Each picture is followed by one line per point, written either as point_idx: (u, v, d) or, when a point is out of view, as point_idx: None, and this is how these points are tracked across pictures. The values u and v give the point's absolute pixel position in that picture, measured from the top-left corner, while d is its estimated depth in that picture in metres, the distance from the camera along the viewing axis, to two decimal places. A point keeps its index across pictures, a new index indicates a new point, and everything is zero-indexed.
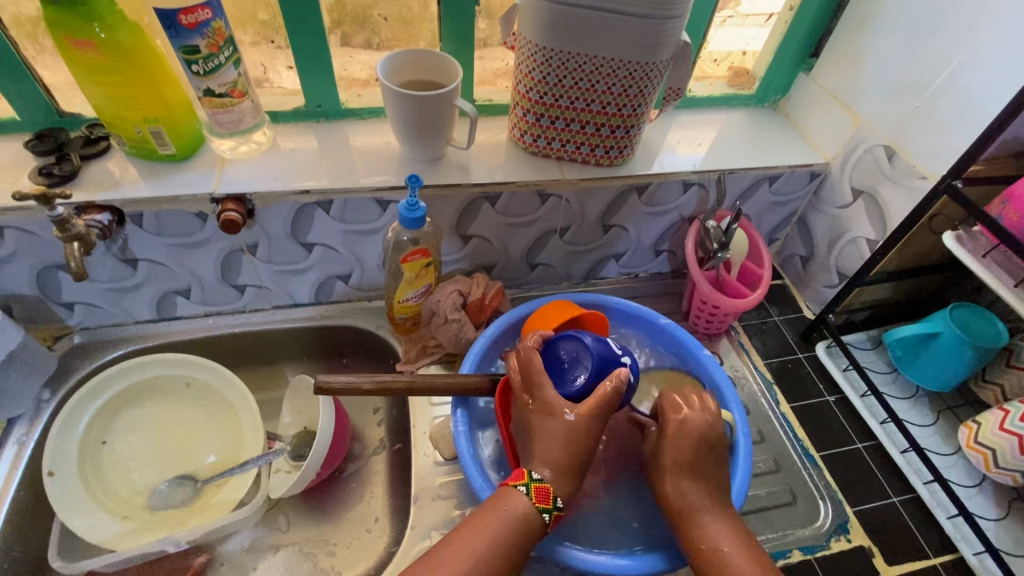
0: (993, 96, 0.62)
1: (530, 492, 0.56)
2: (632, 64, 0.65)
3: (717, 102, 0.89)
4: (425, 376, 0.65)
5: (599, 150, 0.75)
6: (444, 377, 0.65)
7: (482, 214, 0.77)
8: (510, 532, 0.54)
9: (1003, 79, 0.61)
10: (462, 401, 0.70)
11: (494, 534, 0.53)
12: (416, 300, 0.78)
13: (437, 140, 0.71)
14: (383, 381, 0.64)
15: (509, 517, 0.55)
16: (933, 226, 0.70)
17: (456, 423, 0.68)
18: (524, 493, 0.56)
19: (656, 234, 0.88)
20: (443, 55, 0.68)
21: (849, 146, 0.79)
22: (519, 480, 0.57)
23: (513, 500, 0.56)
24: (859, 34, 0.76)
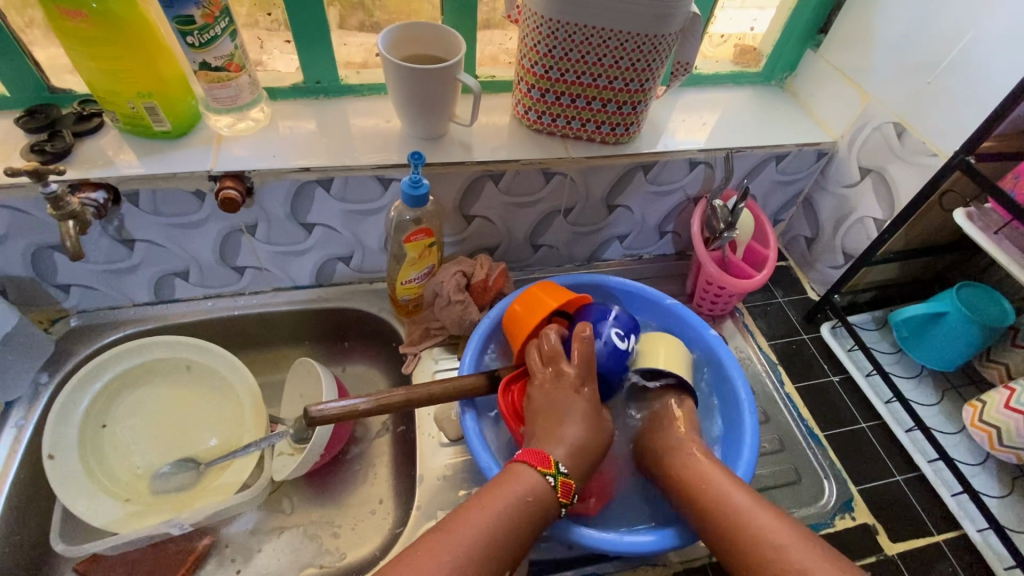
0: (1007, 70, 0.61)
1: (557, 484, 0.56)
2: (640, 37, 0.63)
3: (723, 80, 0.87)
4: (421, 388, 0.64)
5: (605, 127, 0.73)
6: (438, 385, 0.65)
7: (485, 193, 0.76)
8: (522, 516, 0.53)
9: (1018, 52, 0.60)
10: (470, 404, 0.67)
11: (505, 519, 0.52)
12: (420, 281, 0.77)
13: (439, 118, 0.70)
14: (382, 399, 0.63)
15: (522, 501, 0.54)
16: (943, 204, 0.69)
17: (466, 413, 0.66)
18: (552, 484, 0.56)
19: (662, 215, 0.87)
20: (445, 28, 0.66)
21: (857, 124, 0.78)
22: (548, 469, 0.56)
23: (537, 489, 0.55)
24: (869, 9, 0.74)
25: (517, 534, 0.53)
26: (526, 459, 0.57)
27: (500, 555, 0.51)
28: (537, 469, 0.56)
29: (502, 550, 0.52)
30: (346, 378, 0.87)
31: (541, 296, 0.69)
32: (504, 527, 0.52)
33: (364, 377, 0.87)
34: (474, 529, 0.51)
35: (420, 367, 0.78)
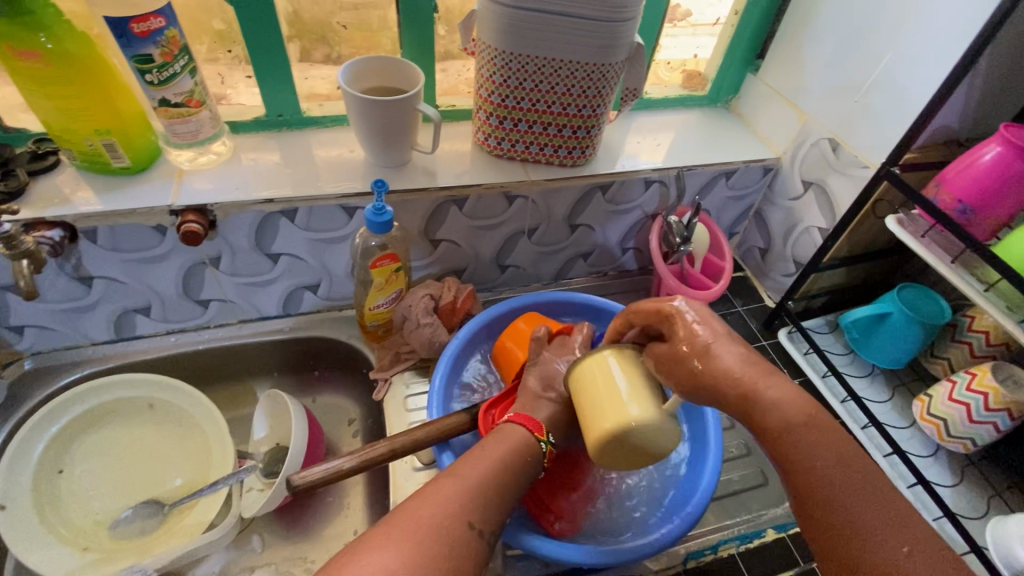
0: (920, 89, 0.67)
1: (547, 451, 0.58)
2: (588, 66, 0.67)
3: (673, 103, 0.93)
4: (406, 435, 0.62)
5: (562, 151, 0.77)
6: (421, 428, 0.62)
7: (450, 218, 0.78)
8: (520, 466, 0.55)
9: (929, 73, 0.66)
10: (445, 445, 0.66)
11: (509, 469, 0.54)
12: (388, 306, 0.76)
13: (401, 146, 0.72)
14: (366, 453, 0.60)
15: (518, 453, 0.55)
16: (876, 212, 0.74)
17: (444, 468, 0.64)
18: (543, 449, 0.58)
19: (622, 232, 0.90)
20: (404, 61, 0.69)
21: (797, 141, 0.84)
22: (542, 436, 0.58)
23: (532, 447, 0.57)
24: (799, 35, 0.80)
25: (517, 484, 0.54)
26: (519, 421, 0.59)
27: (503, 502, 0.52)
28: (531, 433, 0.58)
29: (506, 498, 0.52)
30: (317, 409, 0.87)
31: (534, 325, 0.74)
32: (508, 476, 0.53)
33: (336, 407, 0.87)
34: (484, 476, 0.52)
35: (392, 392, 0.77)
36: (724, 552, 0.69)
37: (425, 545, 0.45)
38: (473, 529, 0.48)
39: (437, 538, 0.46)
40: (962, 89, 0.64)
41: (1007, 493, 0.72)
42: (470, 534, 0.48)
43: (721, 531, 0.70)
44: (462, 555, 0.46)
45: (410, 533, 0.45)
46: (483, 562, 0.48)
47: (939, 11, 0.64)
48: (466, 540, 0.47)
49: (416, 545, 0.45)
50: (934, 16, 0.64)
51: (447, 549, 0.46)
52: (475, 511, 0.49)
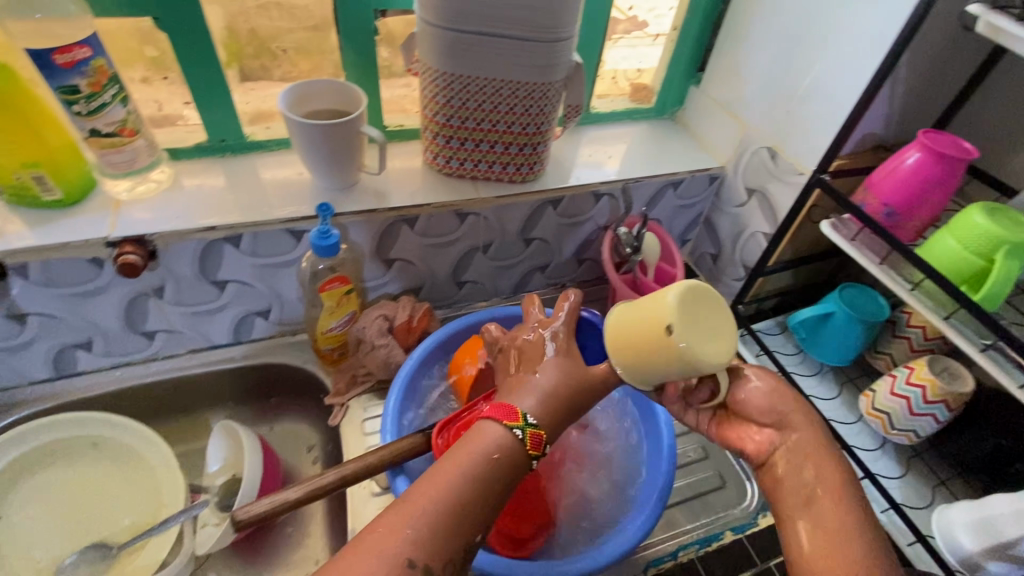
0: (844, 99, 0.70)
1: (526, 439, 0.48)
2: (528, 85, 0.68)
3: (620, 116, 0.96)
4: (356, 462, 0.60)
5: (511, 167, 0.78)
6: (375, 454, 0.60)
7: (402, 237, 0.77)
8: (478, 478, 0.45)
9: (850, 83, 0.69)
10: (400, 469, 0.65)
11: (465, 484, 0.45)
12: (341, 329, 0.75)
13: (347, 168, 0.71)
14: (312, 486, 0.58)
15: (477, 462, 0.46)
16: (812, 217, 0.76)
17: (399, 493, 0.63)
18: (519, 437, 0.47)
19: (577, 243, 0.91)
20: (343, 84, 0.69)
21: (739, 149, 0.86)
22: (514, 421, 0.48)
23: (503, 446, 0.47)
24: (736, 48, 0.84)
25: (480, 499, 0.45)
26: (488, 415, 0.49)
27: (459, 524, 0.43)
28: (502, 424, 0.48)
29: (467, 519, 0.44)
30: (275, 436, 0.85)
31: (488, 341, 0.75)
32: (467, 495, 0.44)
33: (295, 434, 0.85)
34: (428, 501, 0.43)
35: (349, 417, 0.76)
36: (684, 557, 0.70)
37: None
38: (416, 569, 0.41)
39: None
40: (886, 88, 0.66)
41: (950, 482, 0.75)
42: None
43: (681, 537, 0.71)
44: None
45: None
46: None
47: (855, 25, 0.67)
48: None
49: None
50: (851, 30, 0.67)
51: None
52: (417, 546, 0.41)
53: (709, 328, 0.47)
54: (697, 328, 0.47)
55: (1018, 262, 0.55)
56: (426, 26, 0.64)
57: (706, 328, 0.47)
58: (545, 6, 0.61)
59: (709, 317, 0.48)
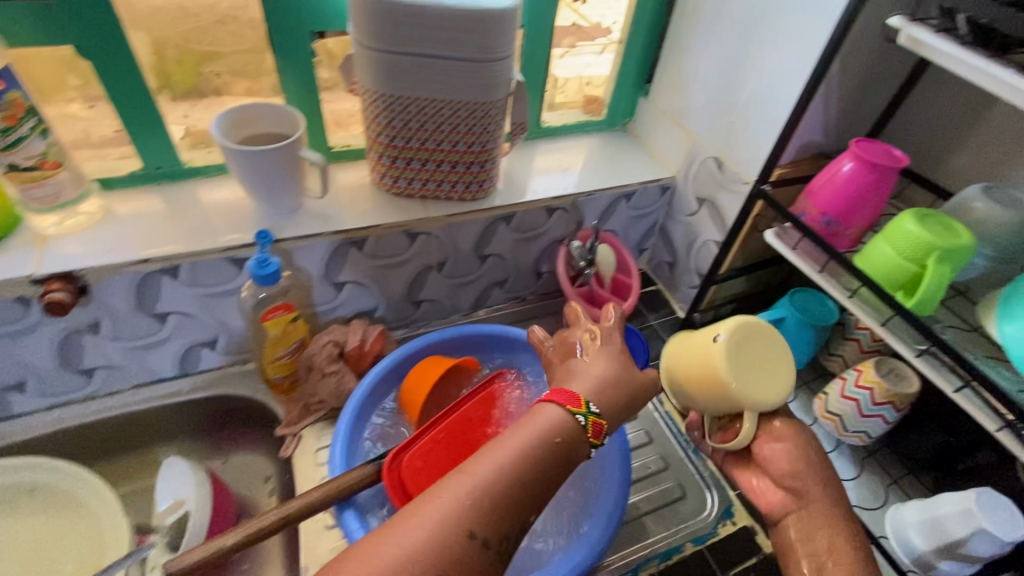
0: (778, 110, 0.71)
1: (587, 425, 0.49)
2: (470, 104, 0.68)
3: (572, 129, 0.96)
4: (297, 502, 0.59)
5: (460, 185, 0.77)
6: (317, 490, 0.60)
7: (350, 260, 0.75)
8: (544, 454, 0.46)
9: (784, 94, 0.70)
10: (347, 502, 0.63)
11: (529, 461, 0.46)
12: (290, 357, 0.73)
13: (289, 192, 0.69)
14: (252, 529, 0.57)
15: (545, 439, 0.47)
16: (758, 227, 0.77)
17: (348, 525, 0.61)
18: (581, 422, 0.49)
19: (533, 257, 0.91)
20: (281, 106, 0.67)
21: (687, 160, 0.87)
22: (577, 408, 0.49)
23: (565, 428, 0.48)
24: (680, 60, 0.84)
25: (541, 478, 0.46)
26: (548, 399, 0.50)
27: (516, 504, 0.44)
28: (566, 408, 0.49)
29: (528, 493, 0.45)
30: (229, 469, 0.82)
31: (437, 362, 0.74)
32: (525, 473, 0.45)
33: (251, 465, 0.82)
34: (493, 475, 0.44)
35: (302, 448, 0.74)
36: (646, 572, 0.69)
37: (412, 563, 0.39)
38: (475, 539, 0.41)
39: (424, 555, 0.40)
40: (819, 96, 0.65)
41: (903, 480, 0.76)
42: (471, 547, 0.41)
43: (642, 551, 0.70)
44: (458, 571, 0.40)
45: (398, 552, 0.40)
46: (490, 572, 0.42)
47: (784, 39, 0.68)
48: (465, 554, 0.41)
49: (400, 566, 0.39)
50: (782, 44, 0.68)
51: (437, 566, 0.40)
52: (477, 517, 0.42)
53: (761, 372, 0.58)
54: (747, 370, 0.57)
55: (950, 267, 0.56)
56: (359, 47, 0.63)
57: (761, 372, 0.58)
58: (481, 26, 0.61)
59: (762, 358, 0.59)
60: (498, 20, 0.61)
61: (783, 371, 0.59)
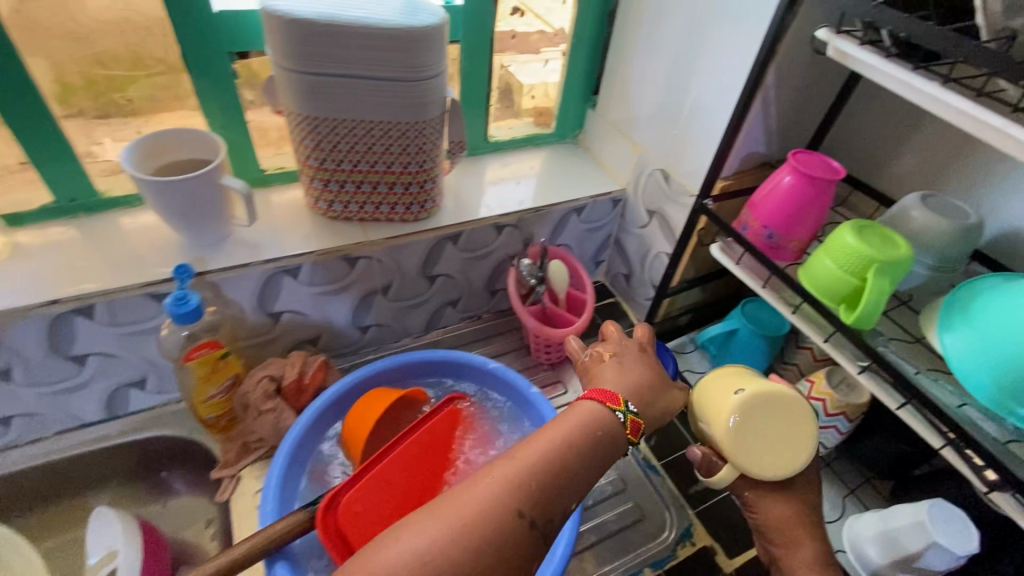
0: (715, 123, 0.70)
1: (626, 422, 0.52)
2: (401, 124, 0.65)
3: (521, 143, 0.94)
4: (216, 560, 0.54)
5: (400, 207, 0.74)
6: (241, 546, 0.55)
7: (286, 289, 0.72)
8: (589, 442, 0.49)
9: (720, 107, 0.68)
10: (278, 554, 0.59)
11: (574, 451, 0.48)
12: (223, 396, 0.69)
13: (214, 222, 0.66)
14: None
15: (592, 428, 0.49)
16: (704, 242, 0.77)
17: None
18: (620, 419, 0.51)
19: (485, 276, 0.88)
20: (201, 132, 0.64)
21: (636, 172, 0.86)
22: (617, 405, 0.52)
23: (606, 423, 0.51)
24: (625, 69, 0.83)
25: (586, 468, 0.48)
26: (590, 396, 0.53)
27: (559, 494, 0.46)
28: (606, 405, 0.52)
29: (573, 479, 0.47)
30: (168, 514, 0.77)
31: (380, 396, 0.70)
32: (569, 462, 0.47)
33: (191, 509, 0.78)
34: (541, 461, 0.46)
35: (241, 490, 0.70)
36: None
37: (459, 536, 0.41)
38: (522, 519, 0.43)
39: (472, 531, 0.41)
40: (757, 107, 0.63)
41: (861, 489, 0.75)
42: (519, 526, 0.43)
43: None
44: (502, 548, 0.42)
45: (445, 526, 0.42)
46: (534, 553, 0.44)
47: (717, 52, 0.67)
48: (512, 533, 0.42)
49: (449, 539, 0.41)
50: (715, 56, 0.67)
51: (487, 538, 0.42)
52: (526, 498, 0.44)
53: (770, 445, 0.56)
54: (755, 436, 0.56)
55: (888, 280, 0.54)
56: (279, 69, 0.59)
57: (757, 442, 0.57)
58: (405, 44, 0.58)
59: (781, 429, 0.57)
60: (424, 38, 0.58)
61: (798, 441, 0.57)
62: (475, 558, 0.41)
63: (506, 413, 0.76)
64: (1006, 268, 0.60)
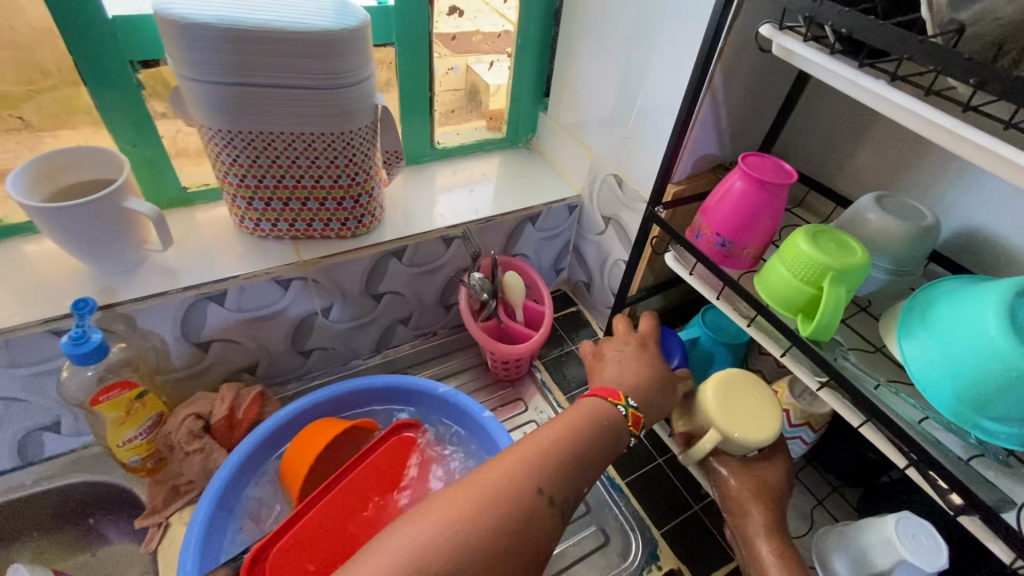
0: (663, 124, 0.67)
1: (628, 415, 0.55)
2: (325, 135, 0.60)
3: (471, 149, 0.90)
4: None
5: (335, 223, 0.69)
6: None
7: (212, 316, 0.66)
8: (600, 430, 0.52)
9: (668, 108, 0.65)
10: None
11: (587, 435, 0.52)
12: (145, 438, 0.63)
13: (124, 248, 0.60)
14: None
15: (601, 418, 0.54)
16: (657, 250, 0.73)
17: None
18: (622, 412, 0.55)
19: (437, 291, 0.83)
20: (103, 149, 0.58)
21: (590, 177, 0.82)
22: (619, 400, 0.56)
23: (612, 416, 0.55)
24: (572, 70, 0.79)
25: (597, 452, 0.51)
26: (593, 394, 0.57)
27: (576, 475, 0.49)
28: (609, 400, 0.56)
29: (586, 464, 0.50)
30: None
31: (318, 430, 0.65)
32: (585, 445, 0.51)
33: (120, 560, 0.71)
34: (558, 444, 0.50)
35: (170, 538, 0.64)
36: None
37: (492, 501, 0.44)
38: (542, 495, 0.46)
39: (504, 498, 0.45)
40: (706, 109, 0.60)
41: (829, 499, 0.73)
42: (539, 501, 0.46)
43: None
44: (523, 519, 0.44)
45: (472, 495, 0.44)
46: (551, 528, 0.46)
47: (662, 50, 0.63)
48: (537, 505, 0.45)
49: (477, 507, 0.44)
50: (661, 55, 0.64)
51: (517, 506, 0.45)
52: (546, 476, 0.47)
53: (756, 417, 0.58)
54: (743, 417, 0.58)
55: (845, 287, 0.51)
56: (196, 81, 0.54)
57: (748, 410, 0.58)
58: (320, 49, 0.53)
59: (754, 404, 0.59)
60: (341, 42, 0.53)
61: (771, 408, 0.59)
62: (504, 522, 0.44)
63: (461, 442, 0.72)
64: (965, 270, 0.58)
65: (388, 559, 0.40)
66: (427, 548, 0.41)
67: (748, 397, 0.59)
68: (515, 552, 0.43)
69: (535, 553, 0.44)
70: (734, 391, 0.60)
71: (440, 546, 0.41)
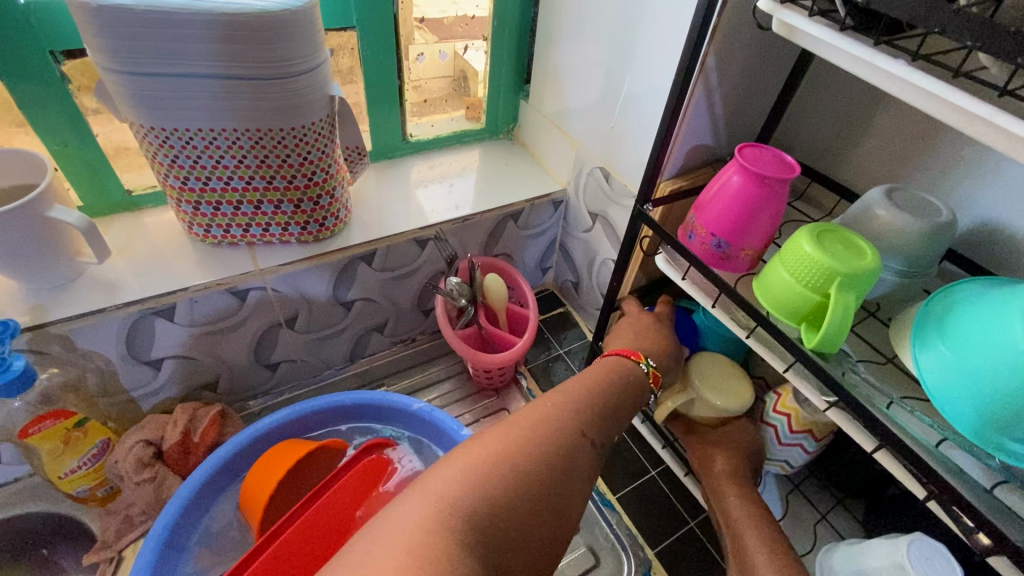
0: (652, 113, 0.60)
1: (651, 372, 0.55)
2: (275, 131, 0.54)
3: (448, 142, 0.84)
4: None
5: (294, 227, 0.63)
6: None
7: (161, 333, 0.60)
8: (624, 386, 0.52)
9: (656, 94, 0.59)
10: None
11: (611, 388, 0.50)
12: (91, 467, 0.59)
13: (53, 261, 0.54)
14: None
15: (623, 373, 0.53)
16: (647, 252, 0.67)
17: None
18: (645, 368, 0.55)
19: (413, 296, 0.78)
20: (24, 151, 0.52)
21: (575, 170, 0.77)
22: (641, 357, 0.56)
23: (634, 373, 0.54)
24: (553, 54, 0.72)
25: (622, 406, 0.50)
26: (614, 352, 0.57)
27: (609, 424, 0.48)
28: (630, 358, 0.56)
29: (616, 415, 0.49)
30: None
31: (280, 454, 0.59)
32: (611, 395, 0.50)
33: None
34: (590, 392, 0.48)
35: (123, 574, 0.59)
36: None
37: (541, 435, 0.42)
38: (585, 438, 0.44)
39: (551, 434, 0.42)
40: (698, 95, 0.54)
41: (832, 514, 0.69)
42: (583, 443, 0.43)
43: None
44: (571, 457, 0.42)
45: (522, 431, 0.42)
46: (591, 473, 0.44)
47: (649, 29, 0.57)
48: (579, 446, 0.43)
49: (532, 437, 0.41)
50: (648, 34, 0.57)
51: (563, 444, 0.42)
52: (587, 422, 0.45)
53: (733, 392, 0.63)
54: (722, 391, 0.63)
55: (854, 294, 0.45)
56: (194, 76, 0.48)
57: (725, 386, 0.64)
58: (262, 34, 0.47)
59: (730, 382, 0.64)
60: (283, 25, 0.47)
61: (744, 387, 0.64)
62: (551, 460, 0.41)
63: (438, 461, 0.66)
64: (982, 269, 0.53)
65: (441, 487, 0.36)
66: (488, 475, 0.37)
67: (726, 377, 0.65)
68: (562, 492, 0.40)
69: (580, 495, 0.42)
70: (712, 371, 0.65)
71: (503, 472, 0.38)
